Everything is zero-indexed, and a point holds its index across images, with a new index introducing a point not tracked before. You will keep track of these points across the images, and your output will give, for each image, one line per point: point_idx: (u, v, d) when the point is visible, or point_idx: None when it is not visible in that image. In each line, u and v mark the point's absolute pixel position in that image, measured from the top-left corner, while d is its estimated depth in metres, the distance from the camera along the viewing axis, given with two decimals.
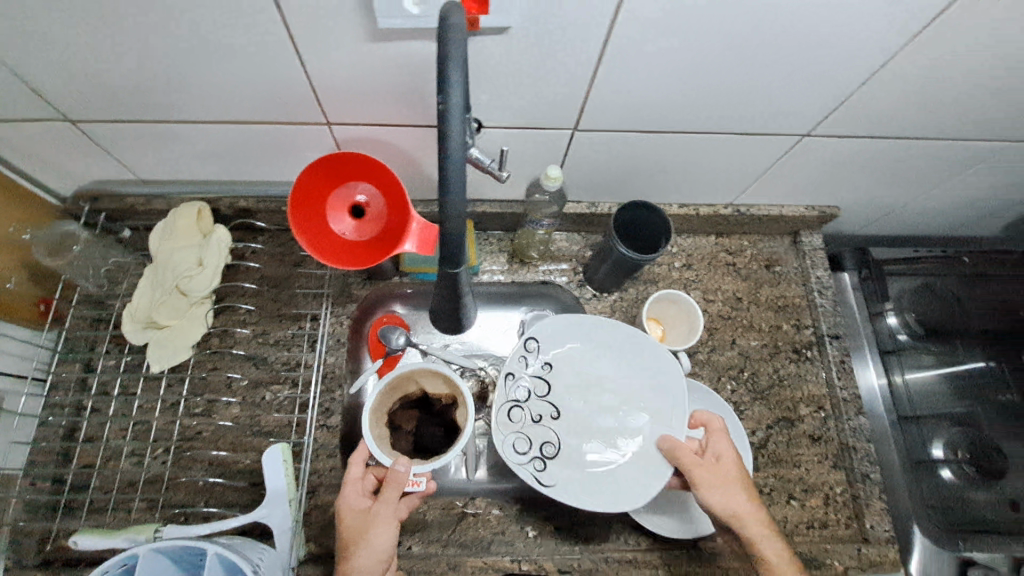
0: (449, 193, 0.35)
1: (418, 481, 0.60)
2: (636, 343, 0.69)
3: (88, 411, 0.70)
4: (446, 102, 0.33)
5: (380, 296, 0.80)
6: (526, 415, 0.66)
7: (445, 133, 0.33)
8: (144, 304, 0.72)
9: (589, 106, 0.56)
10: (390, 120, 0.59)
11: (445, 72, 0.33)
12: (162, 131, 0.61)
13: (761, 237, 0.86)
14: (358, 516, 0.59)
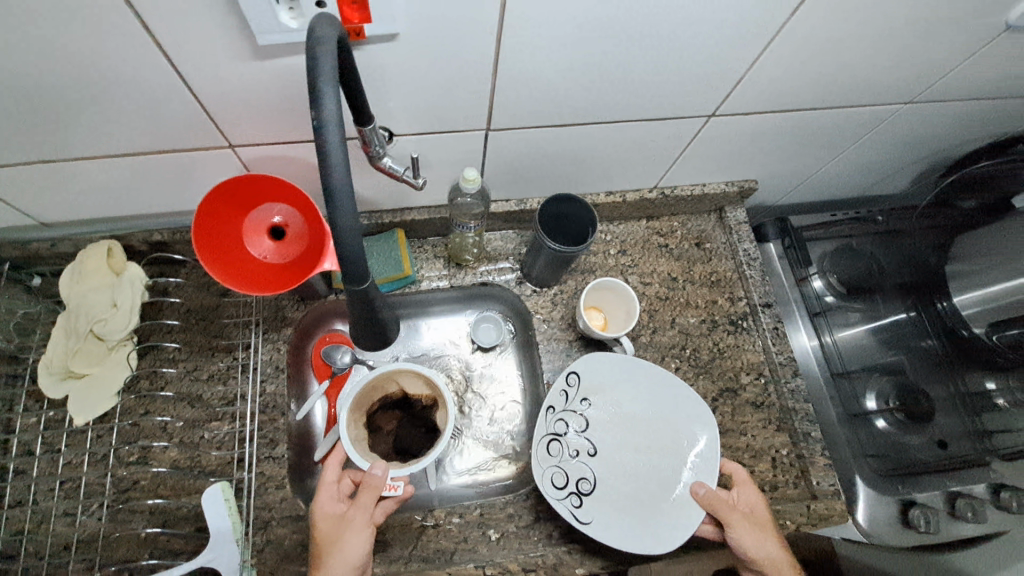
0: (337, 208, 0.34)
1: (395, 485, 0.62)
2: (676, 384, 0.73)
3: (10, 475, 0.66)
4: (320, 117, 0.33)
5: (318, 316, 0.79)
6: (564, 449, 0.70)
7: (324, 148, 0.33)
8: (58, 355, 0.68)
9: (495, 105, 0.56)
10: (296, 137, 0.58)
11: (316, 86, 0.33)
12: (52, 171, 0.58)
13: (689, 216, 0.88)
14: (334, 521, 0.60)
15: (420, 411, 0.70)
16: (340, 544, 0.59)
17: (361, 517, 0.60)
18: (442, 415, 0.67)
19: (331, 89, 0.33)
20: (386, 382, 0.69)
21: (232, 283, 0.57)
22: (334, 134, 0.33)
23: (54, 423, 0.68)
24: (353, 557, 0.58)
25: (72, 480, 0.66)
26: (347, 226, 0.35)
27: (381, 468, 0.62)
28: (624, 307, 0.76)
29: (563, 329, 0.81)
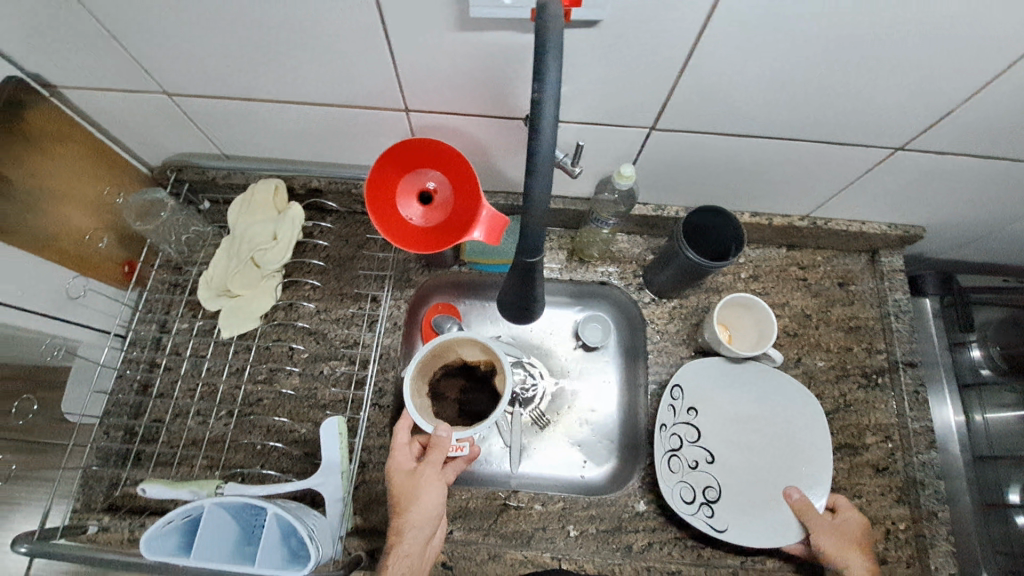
0: (534, 186, 0.36)
1: (461, 447, 0.64)
2: (782, 390, 0.72)
3: (162, 369, 0.74)
4: (539, 92, 0.34)
5: (435, 284, 0.83)
6: (682, 462, 0.70)
7: (537, 122, 0.34)
8: (219, 273, 0.75)
9: (671, 104, 0.55)
10: (467, 109, 0.60)
11: (542, 61, 0.34)
12: (249, 109, 0.64)
13: (836, 253, 0.83)
14: (410, 478, 0.60)
15: (479, 381, 0.71)
16: (417, 498, 0.59)
17: (435, 473, 0.60)
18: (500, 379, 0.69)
19: (555, 67, 0.34)
20: (447, 353, 0.70)
21: (386, 232, 0.60)
22: (549, 109, 0.34)
23: (203, 332, 0.76)
24: (431, 510, 0.59)
25: (209, 386, 0.74)
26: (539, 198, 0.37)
27: (445, 429, 0.63)
28: (757, 327, 0.73)
29: (677, 343, 0.78)
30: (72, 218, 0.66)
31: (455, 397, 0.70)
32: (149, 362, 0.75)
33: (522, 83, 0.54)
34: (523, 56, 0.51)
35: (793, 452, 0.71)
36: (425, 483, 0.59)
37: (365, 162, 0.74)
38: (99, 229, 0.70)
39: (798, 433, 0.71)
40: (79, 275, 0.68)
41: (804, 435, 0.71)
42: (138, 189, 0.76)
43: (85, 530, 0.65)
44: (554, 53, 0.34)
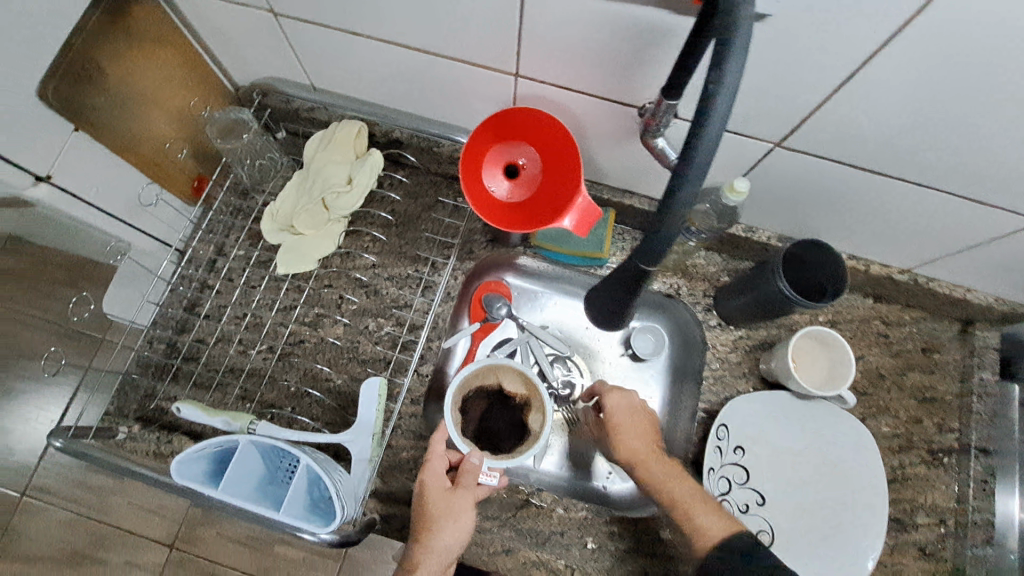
0: (686, 179, 0.34)
1: (490, 475, 0.60)
2: (833, 422, 0.68)
3: (212, 291, 0.74)
4: (715, 87, 0.30)
5: (493, 262, 0.79)
6: (733, 508, 0.64)
7: (705, 121, 0.31)
8: (286, 206, 0.73)
9: (814, 118, 0.49)
10: (582, 86, 0.56)
11: (725, 53, 0.30)
12: (351, 45, 0.60)
13: (925, 316, 0.76)
14: (444, 497, 0.59)
15: (512, 414, 0.65)
16: (451, 521, 0.58)
17: (468, 498, 0.59)
18: (537, 417, 0.63)
19: (737, 62, 0.30)
20: (488, 373, 0.65)
21: (475, 205, 0.58)
22: (722, 109, 0.31)
23: (257, 264, 0.75)
24: (462, 535, 0.58)
25: (255, 318, 0.73)
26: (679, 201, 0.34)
27: (478, 457, 0.59)
28: (827, 362, 0.67)
29: (736, 375, 0.73)
30: (155, 125, 0.65)
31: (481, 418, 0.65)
32: (201, 282, 0.74)
33: (652, 69, 0.50)
34: (663, 40, 0.46)
35: (847, 495, 0.66)
36: (460, 507, 0.59)
37: (453, 121, 0.70)
38: (178, 139, 0.69)
39: (854, 471, 0.66)
40: (152, 182, 0.67)
41: (860, 477, 0.66)
42: (220, 105, 0.73)
43: (113, 435, 0.65)
44: (741, 45, 0.30)
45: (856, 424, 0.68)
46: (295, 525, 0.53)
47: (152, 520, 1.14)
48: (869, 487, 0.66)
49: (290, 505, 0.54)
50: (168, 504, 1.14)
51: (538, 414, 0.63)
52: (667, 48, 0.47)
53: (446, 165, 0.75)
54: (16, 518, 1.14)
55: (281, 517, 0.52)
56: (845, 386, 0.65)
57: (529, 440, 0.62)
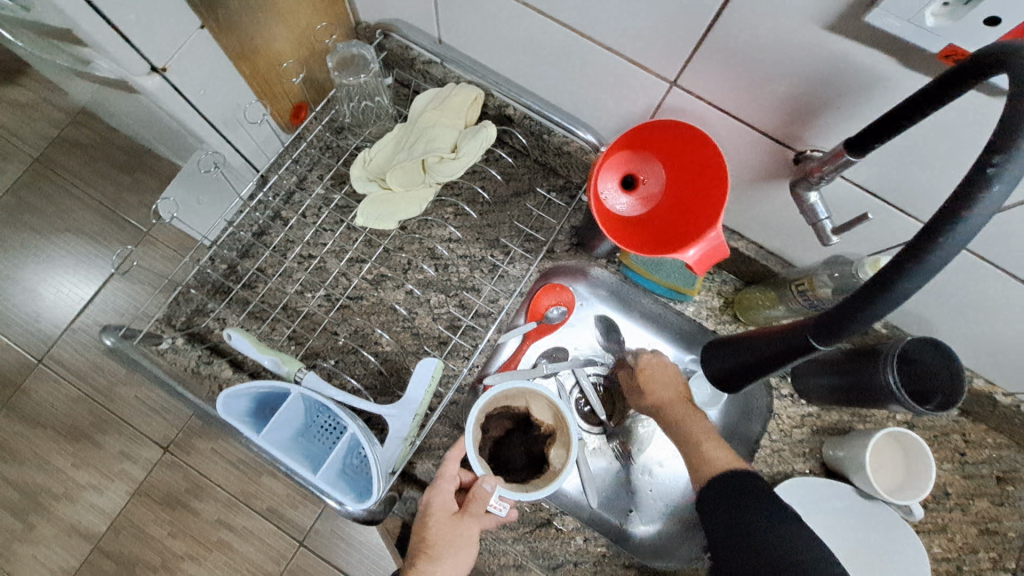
0: (930, 254, 0.31)
1: (500, 505, 0.55)
2: (892, 531, 0.62)
3: (284, 223, 0.71)
4: (981, 192, 0.29)
5: (564, 269, 0.74)
6: None
7: (959, 219, 0.30)
8: (381, 158, 0.70)
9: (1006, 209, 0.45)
10: (746, 114, 0.51)
11: (1008, 155, 0.29)
12: (503, 10, 0.56)
13: (1011, 445, 0.70)
14: (450, 523, 0.57)
15: (533, 443, 0.61)
16: (452, 548, 0.56)
17: (473, 525, 0.57)
18: (559, 453, 0.58)
19: (1017, 169, 0.29)
20: (516, 397, 0.60)
21: (599, 215, 0.53)
22: (983, 213, 0.30)
23: (337, 208, 0.72)
24: (458, 567, 0.55)
25: (321, 263, 0.70)
26: (898, 293, 0.33)
27: (491, 484, 0.55)
28: (906, 467, 0.63)
29: (794, 453, 0.69)
30: (282, 41, 0.62)
31: (497, 439, 0.61)
32: (275, 212, 0.71)
33: (841, 115, 0.46)
34: (871, 89, 0.42)
35: None
36: (466, 532, 0.57)
37: (579, 114, 0.65)
38: (297, 62, 0.66)
39: None
40: (256, 100, 0.65)
41: None
42: (342, 37, 0.70)
43: (158, 343, 0.63)
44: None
45: (919, 548, 0.61)
46: (326, 489, 0.52)
47: (155, 420, 1.15)
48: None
49: (327, 468, 0.53)
50: (174, 409, 1.15)
51: (561, 449, 0.58)
52: (876, 101, 0.43)
53: (551, 156, 0.70)
54: (29, 381, 1.16)
55: (317, 479, 0.51)
56: (917, 499, 0.60)
57: (547, 475, 0.57)
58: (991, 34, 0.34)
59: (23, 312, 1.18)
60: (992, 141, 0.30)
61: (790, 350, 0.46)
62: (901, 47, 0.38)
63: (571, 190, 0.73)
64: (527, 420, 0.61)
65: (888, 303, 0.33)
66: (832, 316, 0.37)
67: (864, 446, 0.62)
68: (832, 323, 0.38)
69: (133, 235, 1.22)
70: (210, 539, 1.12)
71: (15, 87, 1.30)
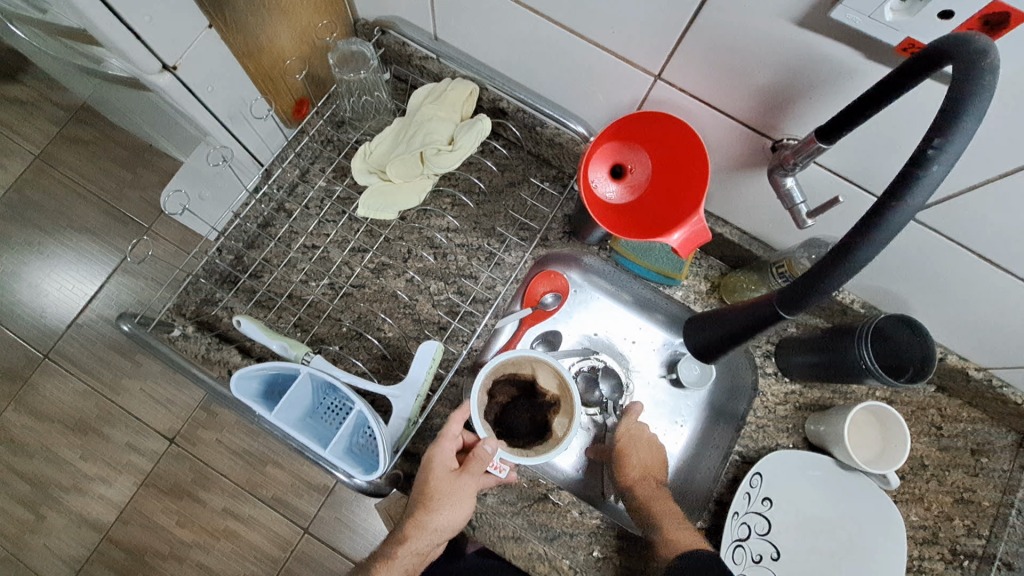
0: (883, 228, 0.34)
1: (500, 467, 0.60)
2: (864, 494, 0.66)
3: (288, 215, 0.73)
4: (923, 173, 0.33)
5: (558, 257, 0.77)
6: (746, 555, 0.64)
7: (905, 196, 0.33)
8: (380, 151, 0.73)
9: (970, 192, 0.49)
10: (726, 104, 0.54)
11: (946, 139, 0.32)
12: (496, 7, 0.59)
13: (984, 419, 0.74)
14: (449, 480, 0.59)
15: (536, 410, 0.65)
16: (450, 503, 0.59)
17: (470, 484, 0.59)
18: (562, 421, 0.63)
19: (954, 151, 0.32)
20: (523, 363, 0.64)
21: (588, 203, 0.56)
22: (924, 192, 0.33)
23: (338, 200, 0.74)
24: (454, 520, 0.59)
25: (324, 253, 0.73)
26: (857, 262, 0.36)
27: (492, 446, 0.59)
28: (881, 438, 0.66)
29: (778, 429, 0.72)
30: (283, 39, 0.65)
31: (502, 405, 0.65)
32: (279, 204, 0.73)
33: (813, 105, 0.49)
34: (839, 80, 0.45)
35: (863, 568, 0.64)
36: (462, 491, 0.59)
37: (571, 106, 0.68)
38: (298, 59, 0.69)
39: (875, 547, 0.65)
40: (260, 96, 0.68)
41: (880, 552, 0.64)
42: (341, 34, 0.72)
43: (170, 331, 0.66)
44: (963, 139, 0.32)
45: (892, 509, 0.65)
46: (336, 462, 0.55)
47: (160, 412, 1.18)
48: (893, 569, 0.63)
49: (336, 444, 0.56)
50: (179, 400, 1.18)
51: (564, 417, 0.63)
52: (845, 91, 0.46)
53: (544, 148, 0.73)
54: (36, 376, 1.18)
55: (326, 454, 0.55)
56: (894, 470, 0.64)
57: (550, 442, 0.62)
58: (945, 28, 0.37)
59: (29, 308, 1.21)
60: (933, 125, 0.33)
61: (762, 319, 0.49)
62: (864, 40, 0.41)
63: (564, 180, 0.76)
64: (532, 386, 0.65)
65: (842, 277, 0.37)
66: (796, 285, 0.41)
67: (842, 419, 0.65)
68: (794, 291, 0.41)
69: (135, 231, 1.25)
70: (217, 527, 1.15)
71: (15, 85, 1.32)
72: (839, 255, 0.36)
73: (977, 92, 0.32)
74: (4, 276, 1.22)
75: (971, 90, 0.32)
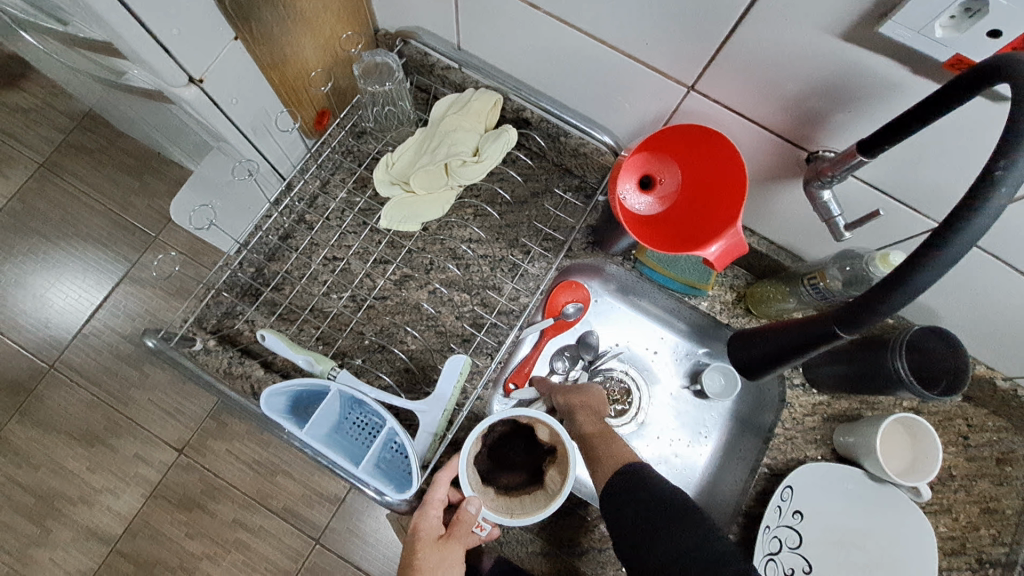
0: (944, 253, 0.34)
1: (482, 526, 0.59)
2: (895, 505, 0.66)
3: (309, 227, 0.73)
4: (988, 195, 0.32)
5: (578, 267, 0.76)
6: (778, 570, 0.63)
7: (967, 218, 0.33)
8: (402, 162, 0.72)
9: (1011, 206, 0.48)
10: (761, 118, 0.53)
11: (1010, 159, 0.32)
12: (524, 19, 0.58)
13: (1010, 428, 0.73)
14: (436, 549, 0.59)
15: (535, 451, 0.63)
16: (440, 574, 0.58)
17: (458, 548, 0.59)
18: (555, 476, 0.59)
19: (1020, 171, 0.32)
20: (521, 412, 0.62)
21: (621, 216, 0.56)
22: (986, 215, 0.33)
23: (360, 211, 0.74)
24: None
25: (346, 265, 0.72)
26: (915, 285, 0.36)
27: (476, 506, 0.57)
28: (912, 451, 0.66)
29: (806, 440, 0.71)
30: (307, 52, 0.64)
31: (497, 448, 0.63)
32: (300, 216, 0.73)
33: (852, 119, 0.48)
34: (882, 95, 0.45)
35: None
36: (450, 559, 0.58)
37: (597, 116, 0.68)
38: (321, 71, 0.68)
39: (907, 558, 0.64)
40: (283, 108, 0.67)
41: (912, 563, 0.64)
42: (362, 44, 0.72)
43: (192, 345, 0.65)
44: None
45: (919, 515, 0.65)
46: (369, 480, 0.55)
47: (169, 422, 1.16)
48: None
49: (368, 461, 0.56)
50: (188, 411, 1.17)
51: (557, 473, 0.59)
52: (886, 105, 0.45)
53: (567, 157, 0.73)
54: (42, 386, 1.17)
55: (359, 472, 0.54)
56: (925, 481, 0.64)
57: (539, 498, 0.59)
58: (994, 46, 0.37)
59: (34, 318, 1.20)
60: (998, 146, 0.32)
61: (813, 339, 0.48)
62: (912, 56, 0.41)
63: (586, 190, 0.75)
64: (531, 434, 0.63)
65: (900, 300, 0.36)
66: (852, 305, 0.41)
67: (874, 432, 0.64)
68: (848, 314, 0.41)
69: (142, 240, 1.23)
70: (228, 539, 1.14)
71: (18, 92, 1.31)
72: (895, 281, 0.36)
73: None
74: (9, 286, 1.21)
75: None
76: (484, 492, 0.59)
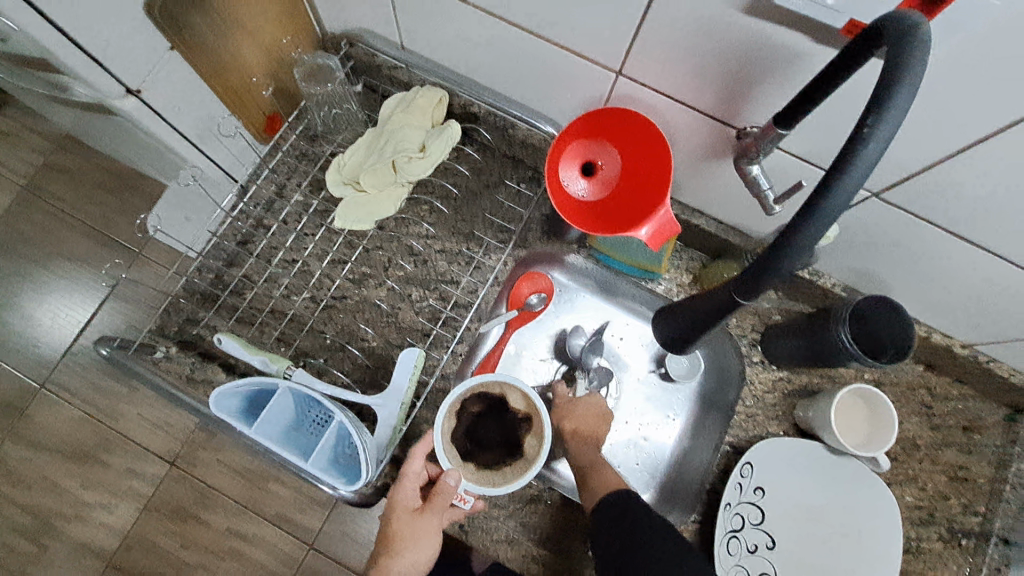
0: (817, 217, 0.35)
1: (464, 498, 0.61)
2: (853, 475, 0.66)
3: (266, 231, 0.73)
4: (860, 150, 0.33)
5: (538, 259, 0.78)
6: (742, 546, 0.63)
7: (843, 174, 0.33)
8: (353, 161, 0.73)
9: (929, 172, 0.49)
10: (686, 97, 0.54)
11: (880, 116, 0.32)
12: (453, 14, 0.59)
13: (973, 395, 0.73)
14: (411, 522, 0.60)
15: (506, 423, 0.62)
16: (415, 543, 0.60)
17: (433, 520, 0.60)
18: (532, 441, 0.61)
19: (889, 128, 0.32)
20: (491, 383, 0.63)
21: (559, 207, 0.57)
22: (863, 169, 0.33)
23: (315, 213, 0.74)
24: (422, 559, 0.60)
25: (304, 266, 0.73)
26: (806, 243, 0.36)
27: (455, 478, 0.59)
28: (869, 421, 0.66)
29: (768, 416, 0.73)
30: (245, 57, 0.65)
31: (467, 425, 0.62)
32: (257, 220, 0.74)
33: (769, 92, 0.49)
34: (791, 66, 0.46)
35: (860, 547, 0.64)
36: (424, 532, 0.60)
37: (540, 107, 0.68)
38: (264, 77, 0.70)
39: (869, 525, 0.65)
40: (229, 114, 0.68)
41: (874, 529, 0.64)
42: (307, 48, 0.73)
43: (153, 353, 0.66)
44: (897, 113, 0.32)
45: (888, 495, 0.65)
46: (319, 474, 0.55)
47: (156, 435, 1.17)
48: (892, 559, 0.63)
49: (318, 457, 0.56)
50: (175, 422, 1.18)
51: (533, 437, 0.61)
52: (798, 76, 0.46)
53: (517, 149, 0.74)
54: (33, 406, 1.18)
55: (309, 467, 0.55)
56: (883, 452, 0.64)
57: (519, 464, 0.60)
58: (882, 6, 0.38)
59: (22, 339, 1.21)
60: (870, 101, 0.33)
61: (721, 311, 0.49)
62: (809, 25, 0.41)
63: (539, 181, 0.76)
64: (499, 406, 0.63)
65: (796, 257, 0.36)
66: (751, 273, 0.41)
67: (829, 405, 0.65)
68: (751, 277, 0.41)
69: (121, 255, 1.25)
70: (222, 547, 1.15)
71: None
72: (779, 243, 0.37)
73: (909, 67, 0.32)
74: None
75: (903, 69, 0.32)
76: (464, 466, 0.61)
